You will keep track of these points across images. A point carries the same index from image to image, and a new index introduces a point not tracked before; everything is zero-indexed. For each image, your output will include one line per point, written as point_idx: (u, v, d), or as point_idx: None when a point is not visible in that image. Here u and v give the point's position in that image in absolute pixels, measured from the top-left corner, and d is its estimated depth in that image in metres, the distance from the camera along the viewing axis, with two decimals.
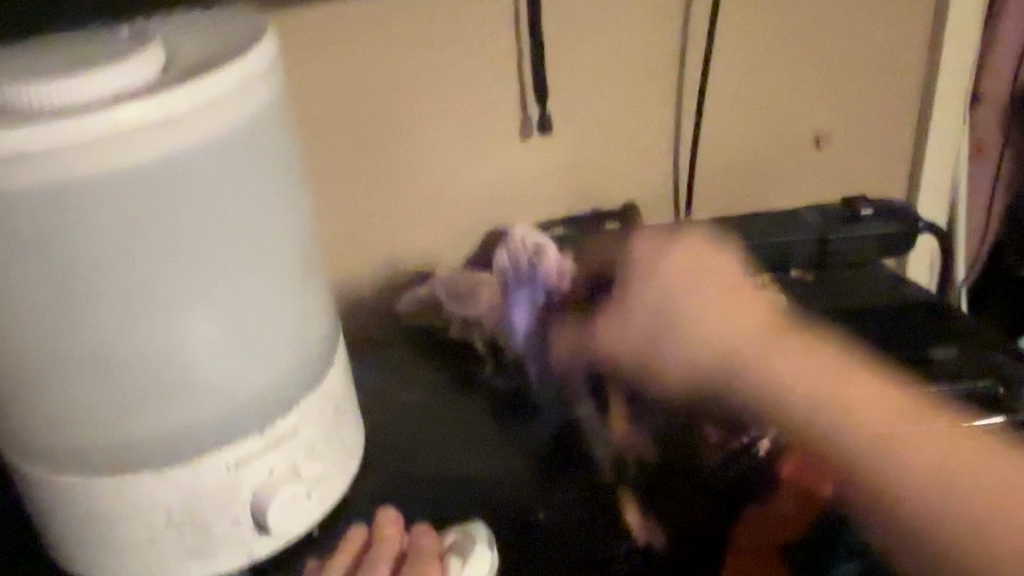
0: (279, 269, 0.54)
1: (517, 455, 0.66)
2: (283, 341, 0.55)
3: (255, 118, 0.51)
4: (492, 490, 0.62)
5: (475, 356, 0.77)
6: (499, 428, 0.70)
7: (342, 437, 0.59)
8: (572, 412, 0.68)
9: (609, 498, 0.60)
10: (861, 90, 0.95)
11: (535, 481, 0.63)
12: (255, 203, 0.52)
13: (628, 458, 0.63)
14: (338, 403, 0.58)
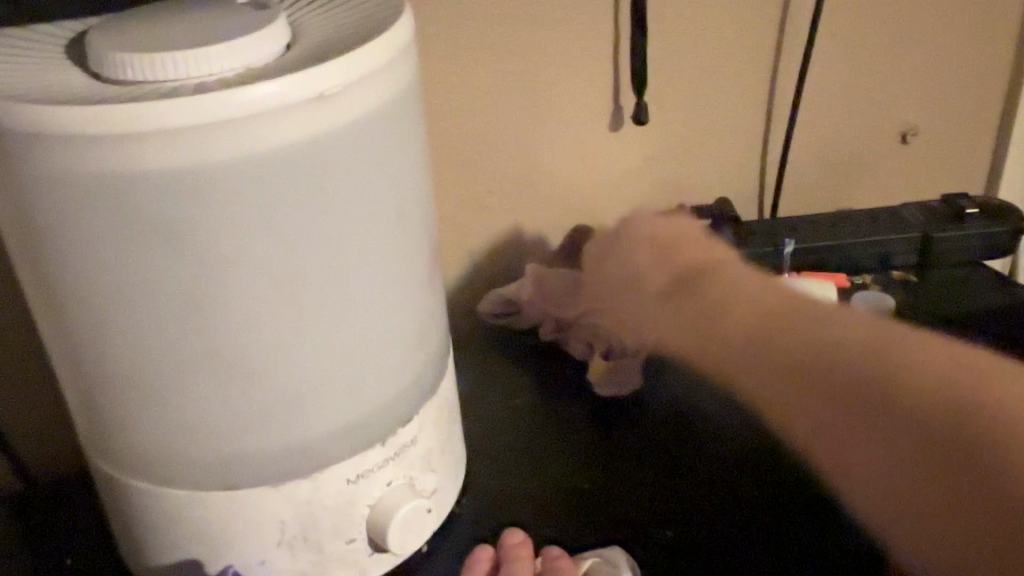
0: (409, 266, 0.49)
1: (623, 457, 0.61)
2: (408, 342, 0.50)
3: (395, 104, 0.46)
4: (611, 493, 0.58)
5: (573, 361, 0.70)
6: (598, 425, 0.64)
7: (454, 446, 0.55)
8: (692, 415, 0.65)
9: (745, 504, 0.56)
10: (967, 59, 0.83)
11: (660, 484, 0.58)
12: (397, 193, 0.47)
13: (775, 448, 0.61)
14: (451, 407, 0.54)
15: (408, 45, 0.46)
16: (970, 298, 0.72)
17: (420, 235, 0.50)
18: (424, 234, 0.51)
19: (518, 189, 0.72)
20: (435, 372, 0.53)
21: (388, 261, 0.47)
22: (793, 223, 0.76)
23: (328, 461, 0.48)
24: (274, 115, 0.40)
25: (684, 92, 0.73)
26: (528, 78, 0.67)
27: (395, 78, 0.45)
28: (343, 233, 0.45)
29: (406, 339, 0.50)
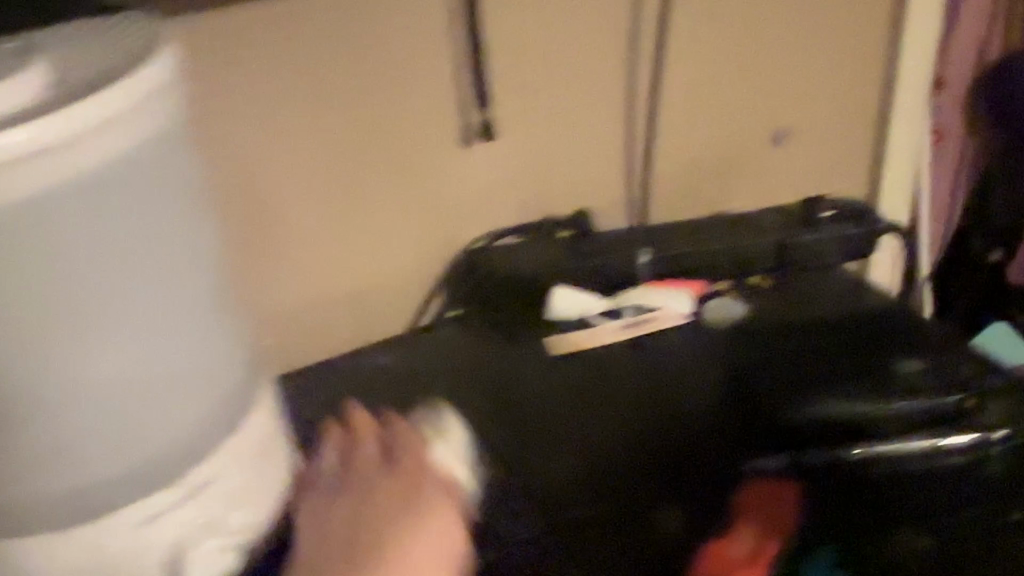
0: (190, 301, 0.47)
1: (504, 452, 0.61)
2: (193, 377, 0.48)
3: (147, 143, 0.44)
4: (499, 490, 0.57)
5: (442, 365, 0.70)
6: (476, 419, 0.64)
7: (274, 476, 0.52)
8: (575, 399, 0.65)
9: (630, 494, 0.56)
10: (828, 59, 0.84)
11: (545, 478, 0.58)
12: (165, 231, 0.46)
13: (655, 428, 0.61)
14: (264, 438, 0.51)
15: (172, 76, 0.43)
16: (828, 300, 0.72)
17: (196, 266, 0.48)
18: (205, 260, 0.49)
19: (369, 212, 0.71)
20: (236, 396, 0.52)
21: (172, 288, 0.46)
22: (650, 232, 0.76)
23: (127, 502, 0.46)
24: (20, 162, 0.37)
25: (535, 106, 0.73)
26: (370, 99, 0.66)
27: (160, 106, 0.44)
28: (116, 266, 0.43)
29: (191, 374, 0.48)
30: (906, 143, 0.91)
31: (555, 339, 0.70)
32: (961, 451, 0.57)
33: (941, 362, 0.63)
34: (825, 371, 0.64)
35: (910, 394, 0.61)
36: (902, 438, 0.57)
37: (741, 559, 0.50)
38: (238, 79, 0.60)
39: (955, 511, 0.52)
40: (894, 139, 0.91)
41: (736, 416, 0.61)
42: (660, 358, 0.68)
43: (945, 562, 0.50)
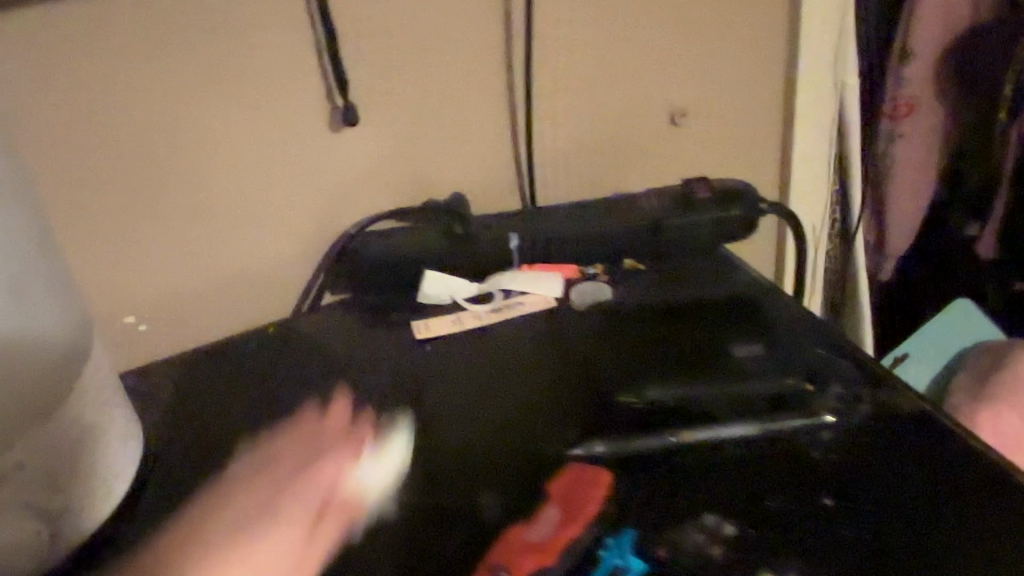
0: None
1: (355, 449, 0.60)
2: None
3: None
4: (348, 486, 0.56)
5: (307, 353, 0.70)
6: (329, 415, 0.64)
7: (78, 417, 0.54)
8: (429, 391, 0.65)
9: (472, 493, 0.55)
10: (722, 36, 0.83)
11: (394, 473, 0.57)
12: None
13: (504, 422, 0.60)
14: (60, 379, 0.53)
15: None
16: (700, 285, 0.71)
17: None
18: None
19: (239, 196, 0.71)
20: (44, 337, 0.53)
21: None
22: (530, 214, 0.76)
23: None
24: None
25: (405, 90, 0.73)
26: (225, 88, 0.67)
27: None
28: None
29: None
30: (813, 121, 0.91)
31: (419, 322, 0.71)
32: (790, 433, 0.57)
33: (791, 348, 0.63)
34: (676, 356, 0.63)
35: (751, 377, 0.61)
36: (730, 422, 0.58)
37: (541, 542, 0.50)
38: (73, 72, 0.61)
39: (801, 514, 0.52)
40: (800, 118, 0.90)
41: (586, 408, 0.60)
42: (518, 346, 0.67)
43: (743, 547, 0.50)
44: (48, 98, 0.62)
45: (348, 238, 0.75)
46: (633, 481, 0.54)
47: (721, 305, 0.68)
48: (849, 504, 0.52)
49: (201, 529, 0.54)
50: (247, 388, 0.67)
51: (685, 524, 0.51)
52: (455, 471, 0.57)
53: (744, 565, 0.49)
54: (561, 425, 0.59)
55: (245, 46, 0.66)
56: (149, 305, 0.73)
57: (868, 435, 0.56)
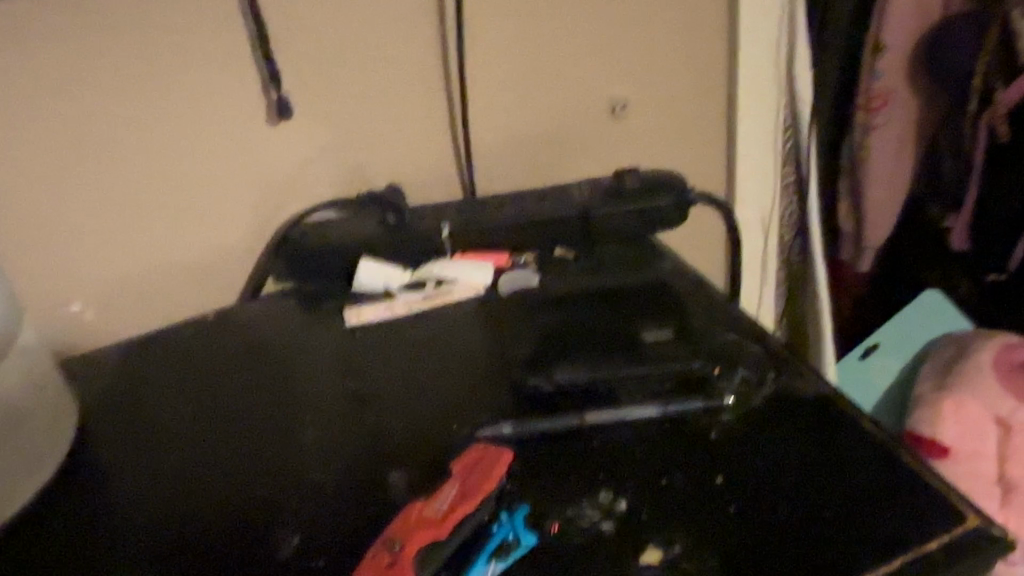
0: None
1: (280, 432, 0.62)
2: None
3: None
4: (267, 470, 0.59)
5: (244, 340, 0.72)
6: (258, 400, 0.66)
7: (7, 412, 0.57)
8: (356, 377, 0.67)
9: (383, 473, 0.57)
10: (659, 30, 0.86)
11: (314, 456, 0.60)
12: None
13: (424, 404, 0.63)
14: None
15: None
16: (625, 272, 0.73)
17: None
18: None
19: (180, 186, 0.74)
20: None
21: None
22: (465, 206, 0.78)
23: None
24: None
25: (342, 84, 0.76)
26: (161, 80, 0.69)
27: None
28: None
29: None
30: (754, 112, 0.93)
31: (351, 310, 0.73)
32: (691, 414, 0.59)
33: (701, 330, 0.65)
34: (593, 341, 0.65)
35: (659, 361, 0.63)
36: (634, 404, 0.60)
37: (435, 516, 0.50)
38: (8, 67, 0.64)
39: (693, 489, 0.54)
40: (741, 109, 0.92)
41: (501, 390, 0.62)
42: (445, 332, 0.70)
43: (632, 522, 0.52)
44: None
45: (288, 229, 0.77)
46: (537, 461, 0.56)
47: (642, 292, 0.70)
48: (739, 483, 0.54)
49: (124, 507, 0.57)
50: (181, 375, 0.70)
51: (579, 500, 0.54)
52: (370, 452, 0.59)
53: (629, 540, 0.51)
54: (474, 409, 0.61)
55: (180, 41, 0.69)
56: (93, 292, 0.75)
57: (766, 417, 0.58)
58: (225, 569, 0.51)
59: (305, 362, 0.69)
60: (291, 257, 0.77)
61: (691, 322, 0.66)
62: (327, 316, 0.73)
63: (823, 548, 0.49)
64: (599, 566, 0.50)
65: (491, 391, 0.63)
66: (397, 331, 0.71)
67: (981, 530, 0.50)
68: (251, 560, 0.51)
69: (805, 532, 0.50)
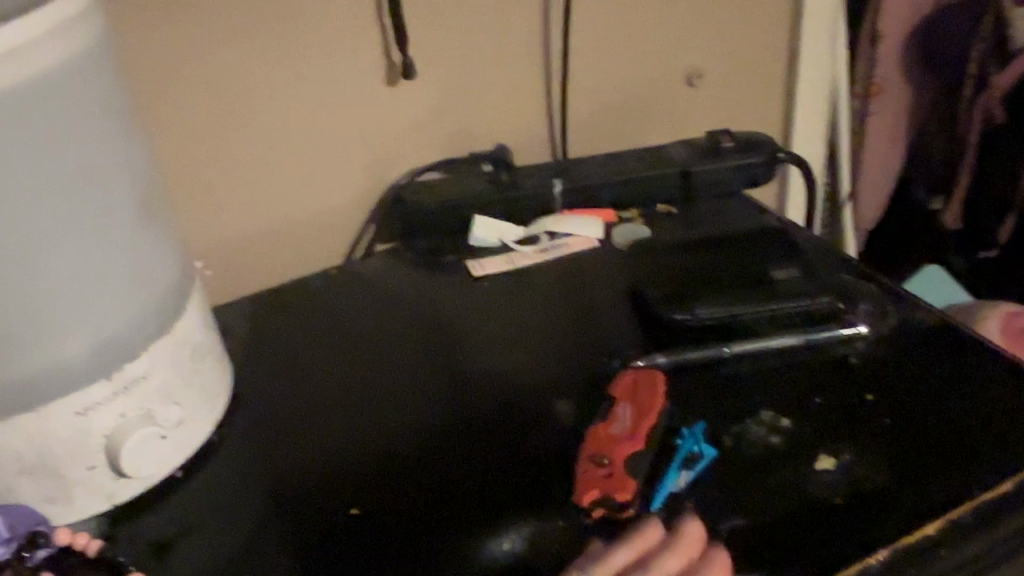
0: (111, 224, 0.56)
1: (439, 375, 0.66)
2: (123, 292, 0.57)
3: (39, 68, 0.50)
4: (442, 411, 0.62)
5: (372, 295, 0.75)
6: (404, 347, 0.69)
7: (201, 380, 0.59)
8: (495, 323, 0.70)
9: (552, 408, 0.61)
10: (734, 5, 0.90)
11: (480, 395, 0.63)
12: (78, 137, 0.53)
13: (572, 344, 0.67)
14: (195, 347, 0.59)
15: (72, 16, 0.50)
16: (732, 224, 0.78)
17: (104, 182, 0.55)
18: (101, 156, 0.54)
19: (303, 152, 0.76)
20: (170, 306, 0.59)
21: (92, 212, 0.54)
22: (567, 165, 0.82)
23: (59, 388, 0.54)
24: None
25: (455, 50, 0.79)
26: (293, 49, 0.71)
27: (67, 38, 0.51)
28: (36, 169, 0.51)
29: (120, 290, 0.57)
30: (813, 85, 0.98)
31: (472, 263, 0.76)
32: (830, 342, 0.63)
33: (820, 270, 0.70)
34: (720, 284, 0.70)
35: (788, 295, 0.67)
36: (774, 335, 0.64)
37: (625, 433, 0.55)
38: (156, 36, 0.66)
39: (849, 407, 0.58)
40: (800, 81, 0.98)
41: (645, 327, 0.67)
42: (569, 280, 0.74)
43: (799, 437, 0.57)
44: (137, 59, 0.66)
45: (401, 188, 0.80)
46: (697, 391, 0.60)
47: (753, 241, 0.75)
48: (887, 400, 0.59)
49: (317, 452, 0.60)
50: (318, 328, 0.72)
51: (741, 418, 0.58)
52: (536, 388, 0.63)
53: (801, 450, 0.56)
54: (625, 346, 0.65)
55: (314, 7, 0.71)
56: (218, 254, 0.77)
57: (899, 343, 0.63)
58: (438, 505, 0.54)
59: (440, 312, 0.72)
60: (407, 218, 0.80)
61: (808, 265, 0.71)
62: (450, 271, 0.76)
63: (983, 449, 0.54)
64: (779, 476, 0.54)
65: (635, 331, 0.67)
66: (523, 281, 0.74)
67: None
68: (461, 492, 0.55)
69: (964, 436, 0.55)
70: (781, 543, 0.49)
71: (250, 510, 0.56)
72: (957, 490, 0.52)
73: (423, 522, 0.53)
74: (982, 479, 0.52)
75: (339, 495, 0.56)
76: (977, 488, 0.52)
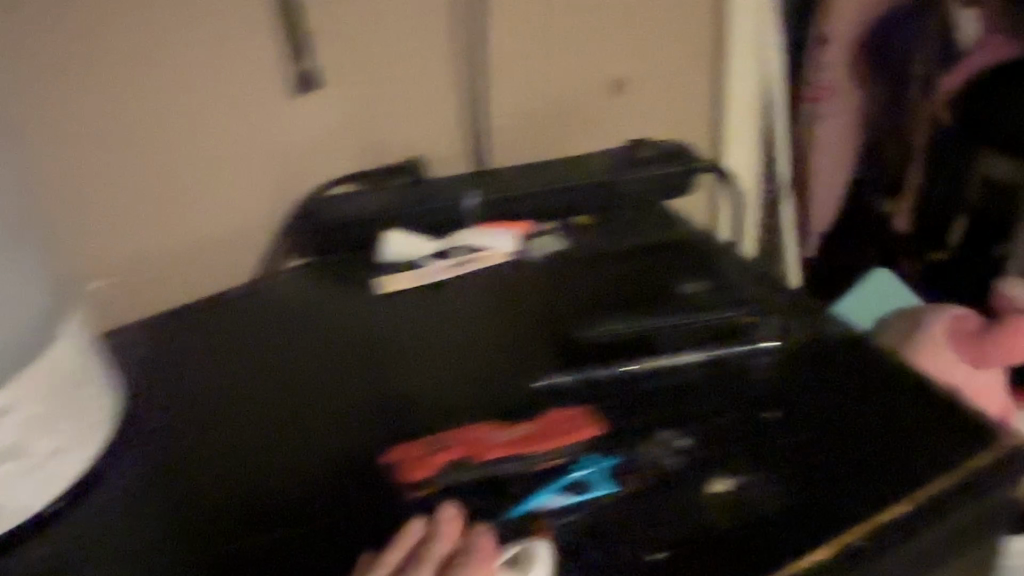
0: None
1: (337, 395, 0.63)
2: None
3: None
4: (334, 430, 0.60)
5: (278, 314, 0.73)
6: (304, 367, 0.67)
7: (76, 404, 0.57)
8: (398, 339, 0.68)
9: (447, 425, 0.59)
10: (655, 14, 0.89)
11: (372, 413, 0.61)
12: None
13: (474, 361, 0.65)
14: (70, 372, 0.56)
15: None
16: (646, 236, 0.77)
17: None
18: None
19: (205, 161, 0.75)
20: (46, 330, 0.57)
21: None
22: (481, 177, 0.80)
23: None
24: None
25: (362, 61, 0.77)
26: (190, 54, 0.70)
27: None
28: None
29: None
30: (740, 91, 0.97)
31: (380, 279, 0.74)
32: (732, 355, 0.62)
33: (728, 282, 0.69)
34: (625, 299, 0.69)
35: (692, 308, 0.66)
36: (677, 350, 0.63)
37: (513, 440, 0.54)
38: (39, 42, 0.64)
39: (752, 424, 0.57)
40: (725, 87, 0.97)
41: (545, 340, 0.65)
42: (478, 294, 0.72)
43: (698, 457, 0.55)
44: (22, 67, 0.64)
45: (311, 202, 0.78)
46: (597, 407, 0.58)
47: (664, 253, 0.74)
48: (790, 415, 0.57)
49: (200, 479, 0.57)
50: (217, 349, 0.70)
51: (636, 435, 0.56)
52: (432, 407, 0.61)
53: (699, 470, 0.54)
54: (528, 365, 0.63)
55: (208, 15, 0.70)
56: (117, 272, 0.74)
57: (803, 355, 0.62)
58: (318, 523, 0.52)
59: (345, 328, 0.70)
60: (318, 234, 0.77)
61: (717, 278, 0.70)
62: (359, 288, 0.75)
63: (882, 468, 0.53)
64: (674, 498, 0.52)
65: (541, 346, 0.65)
66: (432, 296, 0.73)
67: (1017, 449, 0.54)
68: (342, 513, 0.52)
69: (866, 456, 0.54)
70: (666, 568, 0.48)
71: (125, 543, 0.53)
72: (853, 509, 0.50)
73: (297, 547, 0.50)
74: (877, 497, 0.51)
75: (211, 520, 0.53)
76: (871, 507, 0.50)
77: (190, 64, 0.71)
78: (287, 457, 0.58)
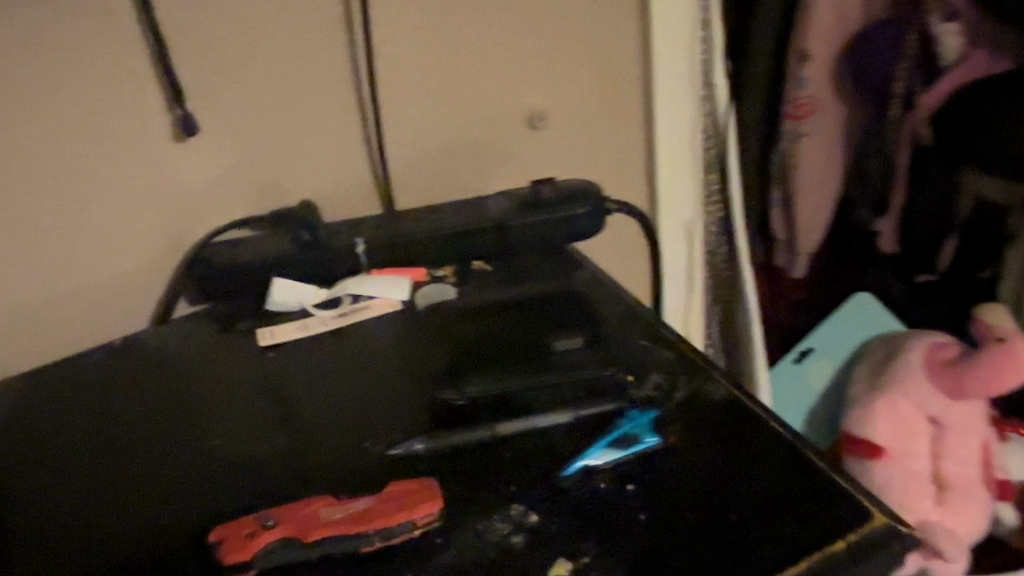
0: None
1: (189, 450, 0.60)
2: None
3: None
4: (173, 488, 0.57)
5: (154, 363, 0.70)
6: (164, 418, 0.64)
7: None
8: (267, 391, 0.65)
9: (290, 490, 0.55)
10: (573, 45, 0.86)
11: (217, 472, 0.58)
12: None
13: (337, 419, 0.62)
14: None
15: None
16: (544, 284, 0.74)
17: None
18: None
19: (82, 203, 0.72)
20: None
21: None
22: (378, 222, 0.78)
23: None
24: None
25: (249, 102, 0.75)
26: (56, 95, 0.68)
27: None
28: None
29: None
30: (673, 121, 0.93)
31: (264, 330, 0.71)
32: (599, 417, 0.59)
33: (615, 339, 0.66)
34: (503, 356, 0.65)
35: (568, 368, 0.63)
36: (545, 413, 0.59)
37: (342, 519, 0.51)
38: None
39: (611, 497, 0.52)
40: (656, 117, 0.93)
41: (411, 401, 0.62)
42: (359, 347, 0.69)
43: (543, 535, 0.51)
44: None
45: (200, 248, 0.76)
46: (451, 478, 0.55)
47: (557, 305, 0.71)
48: (653, 487, 0.53)
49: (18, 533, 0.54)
50: (82, 399, 0.67)
51: (481, 512, 0.52)
52: (279, 466, 0.58)
53: (541, 549, 0.49)
54: (390, 427, 0.60)
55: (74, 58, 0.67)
56: None
57: (678, 420, 0.58)
58: None
59: (217, 378, 0.67)
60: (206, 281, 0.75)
61: (603, 333, 0.67)
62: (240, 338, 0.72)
63: (735, 546, 0.48)
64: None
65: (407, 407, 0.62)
66: (311, 348, 0.70)
67: (885, 531, 0.49)
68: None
69: (723, 533, 0.49)
70: None
71: None
72: None
73: None
74: None
75: None
76: None
77: (57, 106, 0.68)
78: (116, 513, 0.55)
